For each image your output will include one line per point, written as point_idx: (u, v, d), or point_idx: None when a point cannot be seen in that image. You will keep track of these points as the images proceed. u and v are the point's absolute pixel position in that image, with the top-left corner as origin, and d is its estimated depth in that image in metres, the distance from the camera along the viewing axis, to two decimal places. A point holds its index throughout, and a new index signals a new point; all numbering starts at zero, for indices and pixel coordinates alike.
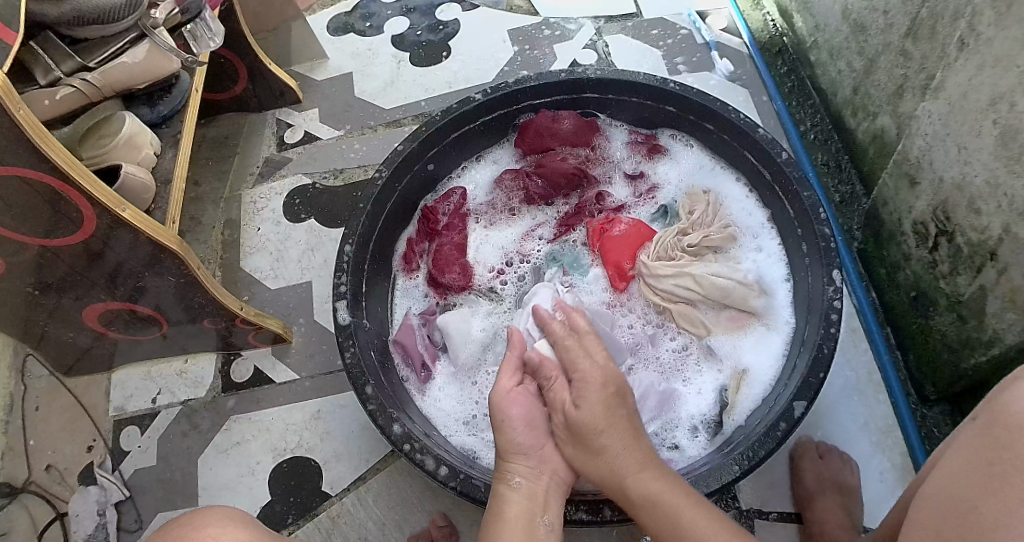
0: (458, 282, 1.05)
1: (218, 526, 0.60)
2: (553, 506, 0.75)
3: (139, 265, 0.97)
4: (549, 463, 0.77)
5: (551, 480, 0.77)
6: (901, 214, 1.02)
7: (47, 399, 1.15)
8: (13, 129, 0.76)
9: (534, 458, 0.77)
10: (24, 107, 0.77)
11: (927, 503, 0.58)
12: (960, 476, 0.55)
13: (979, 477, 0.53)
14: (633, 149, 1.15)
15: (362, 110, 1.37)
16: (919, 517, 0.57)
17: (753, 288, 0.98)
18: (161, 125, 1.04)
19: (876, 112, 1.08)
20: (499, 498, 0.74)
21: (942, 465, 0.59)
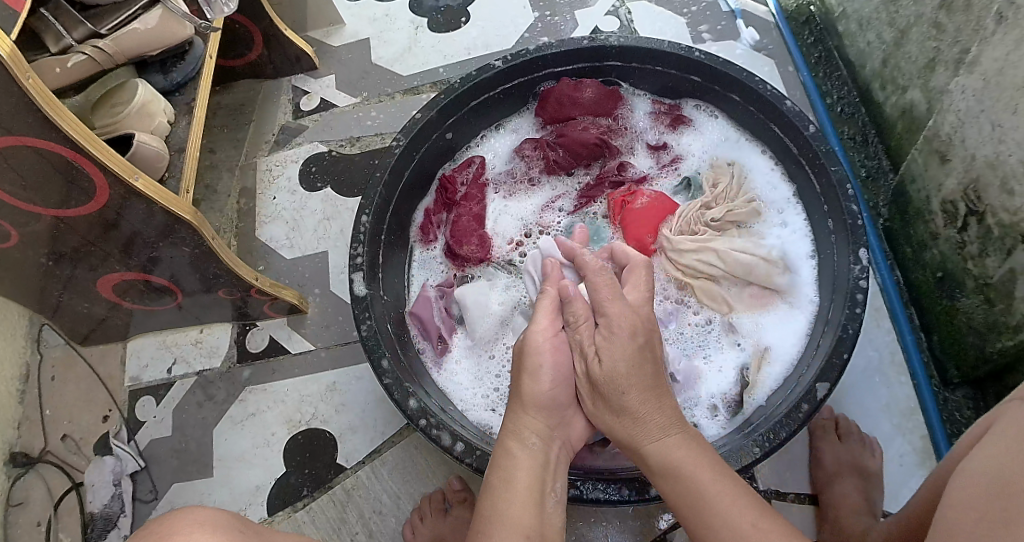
0: (476, 254, 1.03)
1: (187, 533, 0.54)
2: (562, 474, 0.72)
3: (154, 236, 0.96)
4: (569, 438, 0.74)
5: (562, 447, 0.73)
6: (929, 192, 1.00)
7: (62, 369, 1.16)
8: (21, 96, 0.74)
9: (554, 417, 0.73)
10: (32, 76, 0.74)
11: (968, 487, 0.56)
12: (999, 460, 0.55)
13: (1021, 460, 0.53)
14: (657, 119, 1.12)
15: (379, 77, 1.34)
16: (956, 501, 0.56)
17: (776, 264, 0.96)
18: (175, 93, 1.02)
19: (906, 86, 1.04)
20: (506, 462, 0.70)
21: (985, 451, 0.58)
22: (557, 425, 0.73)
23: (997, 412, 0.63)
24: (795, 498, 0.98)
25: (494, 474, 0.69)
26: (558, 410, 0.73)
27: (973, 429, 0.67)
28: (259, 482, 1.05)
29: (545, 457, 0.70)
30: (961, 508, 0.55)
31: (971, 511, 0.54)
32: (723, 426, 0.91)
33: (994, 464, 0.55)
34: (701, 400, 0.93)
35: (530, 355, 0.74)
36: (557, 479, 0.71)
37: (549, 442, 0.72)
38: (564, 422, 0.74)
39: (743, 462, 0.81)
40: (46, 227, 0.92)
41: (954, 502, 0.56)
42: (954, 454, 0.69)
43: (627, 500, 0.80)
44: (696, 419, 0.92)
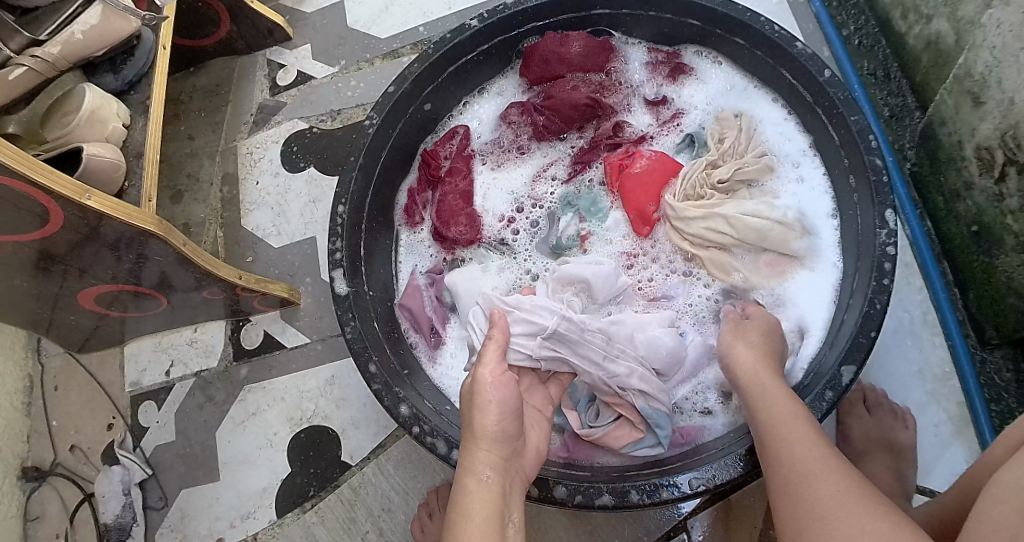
0: (466, 235, 0.95)
1: None
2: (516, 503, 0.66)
3: (130, 246, 0.91)
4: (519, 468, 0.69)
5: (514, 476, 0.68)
6: (962, 137, 0.89)
7: (64, 378, 1.13)
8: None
9: (510, 447, 0.67)
10: None
11: (1003, 503, 0.54)
12: None
13: None
14: (654, 71, 1.00)
15: (357, 42, 1.21)
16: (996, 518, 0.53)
17: (793, 227, 0.86)
18: (130, 91, 0.97)
19: (931, 15, 0.92)
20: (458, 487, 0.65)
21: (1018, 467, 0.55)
22: (511, 456, 0.68)
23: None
24: None
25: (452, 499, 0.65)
26: (511, 439, 0.67)
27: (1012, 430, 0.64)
28: (266, 484, 1.03)
29: (502, 490, 0.65)
30: (993, 519, 0.53)
31: (1009, 526, 0.52)
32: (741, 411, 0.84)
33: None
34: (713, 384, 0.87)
35: (477, 393, 0.68)
36: (516, 510, 0.65)
37: (505, 474, 0.66)
38: (519, 451, 0.69)
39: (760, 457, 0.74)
40: (13, 247, 0.87)
41: (982, 515, 0.54)
42: (993, 456, 0.66)
43: (638, 503, 0.75)
44: (709, 405, 0.86)
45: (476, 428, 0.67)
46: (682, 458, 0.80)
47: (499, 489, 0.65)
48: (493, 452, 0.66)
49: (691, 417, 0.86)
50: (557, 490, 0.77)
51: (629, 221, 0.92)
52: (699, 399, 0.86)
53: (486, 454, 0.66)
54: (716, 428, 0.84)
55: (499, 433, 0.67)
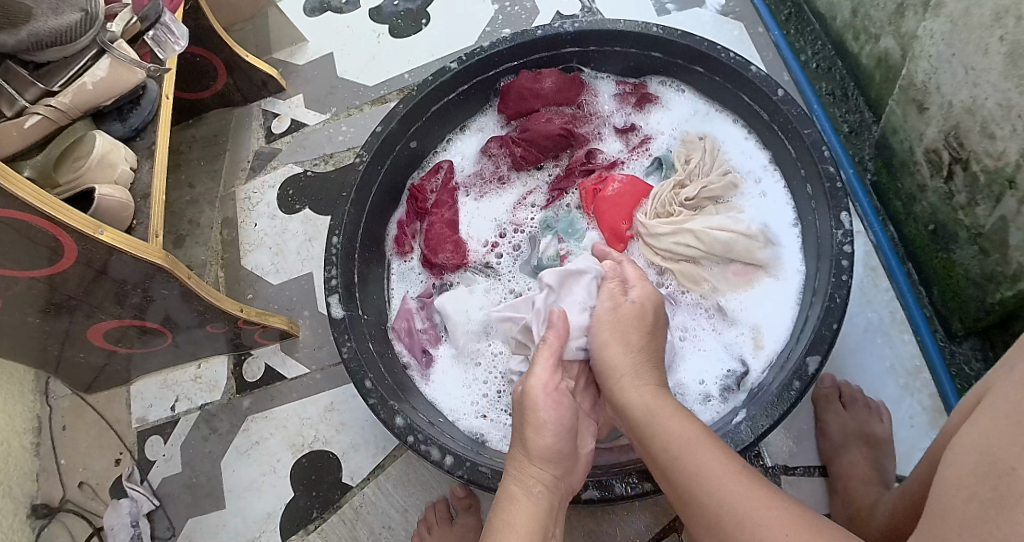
0: (453, 261, 1.00)
1: None
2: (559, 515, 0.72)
3: (140, 279, 0.96)
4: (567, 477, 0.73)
5: (563, 489, 0.73)
6: (911, 143, 0.96)
7: (72, 418, 1.17)
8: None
9: (561, 467, 0.71)
10: None
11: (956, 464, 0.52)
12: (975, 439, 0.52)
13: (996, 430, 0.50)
14: (622, 100, 1.06)
15: (346, 90, 1.27)
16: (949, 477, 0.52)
17: (757, 238, 0.91)
18: (136, 137, 1.05)
19: (878, 34, 1.00)
20: (510, 501, 0.69)
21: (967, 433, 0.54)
22: (563, 473, 0.72)
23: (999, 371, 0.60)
24: (805, 471, 0.96)
25: (501, 506, 0.70)
26: (564, 460, 0.71)
27: (973, 390, 0.66)
28: (270, 509, 1.06)
29: (549, 504, 0.70)
30: (953, 486, 0.51)
31: (963, 493, 0.50)
32: (718, 411, 0.88)
33: (984, 439, 0.51)
34: (692, 387, 0.90)
35: (531, 411, 0.71)
36: (556, 525, 0.71)
37: (554, 491, 0.71)
38: (569, 469, 0.73)
39: (736, 447, 0.79)
40: (28, 283, 0.93)
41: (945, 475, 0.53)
42: (955, 421, 0.68)
43: (622, 495, 0.80)
44: (689, 406, 0.89)
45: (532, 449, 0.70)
46: None
47: (547, 503, 0.69)
48: (543, 466, 0.70)
49: None
50: None
51: (605, 239, 0.98)
52: (678, 402, 0.89)
53: (539, 470, 0.70)
54: None
55: (548, 451, 0.70)
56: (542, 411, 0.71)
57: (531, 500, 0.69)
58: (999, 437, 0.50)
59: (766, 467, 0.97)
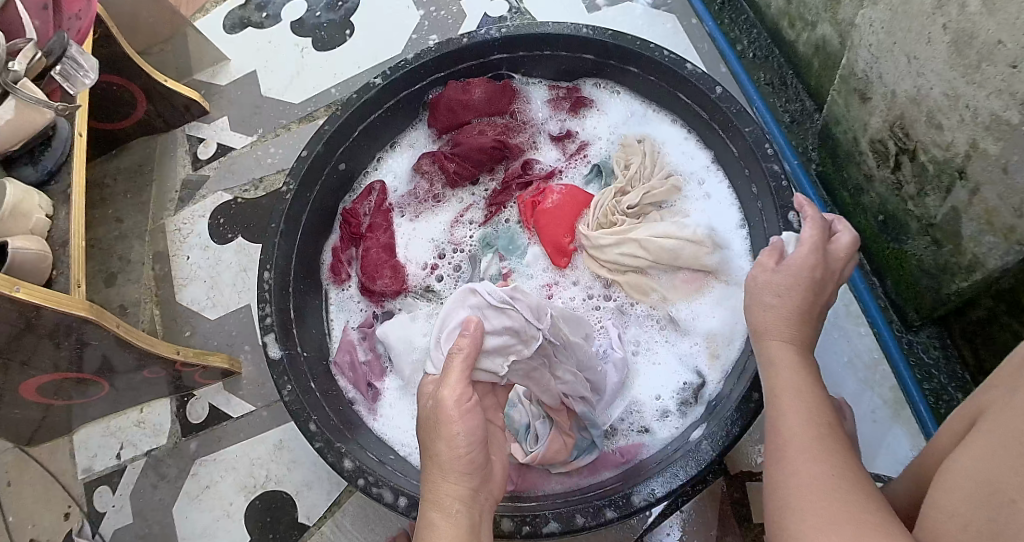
0: (392, 286, 0.95)
1: None
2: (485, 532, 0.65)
3: (68, 328, 0.91)
4: (487, 486, 0.66)
5: (485, 503, 0.66)
6: (856, 133, 0.93)
7: (15, 473, 1.12)
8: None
9: (477, 477, 0.65)
10: None
11: (950, 491, 0.50)
12: (974, 464, 0.50)
13: (995, 462, 0.48)
14: (557, 107, 1.01)
15: (272, 110, 1.21)
16: (945, 499, 0.50)
17: (705, 243, 0.88)
18: (49, 181, 0.99)
19: (815, 21, 0.96)
20: (426, 525, 0.63)
21: (969, 450, 0.52)
22: (480, 484, 0.65)
23: (985, 399, 0.57)
24: None
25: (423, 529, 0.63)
26: (479, 470, 0.65)
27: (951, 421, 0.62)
28: None
29: (471, 522, 0.63)
30: (949, 514, 0.50)
31: (955, 521, 0.49)
32: (676, 426, 0.86)
33: (984, 467, 0.49)
34: (648, 401, 0.87)
35: (444, 423, 0.64)
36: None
37: (473, 506, 0.64)
38: (487, 478, 0.67)
39: (699, 466, 0.77)
40: None
41: (937, 503, 0.51)
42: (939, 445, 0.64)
43: (581, 526, 0.77)
44: (647, 422, 0.87)
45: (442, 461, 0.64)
46: (623, 479, 0.82)
47: (468, 522, 0.63)
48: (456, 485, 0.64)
49: (630, 436, 0.87)
50: (503, 523, 0.78)
51: (547, 254, 0.93)
52: (635, 418, 0.87)
53: (454, 488, 0.64)
54: (655, 444, 0.85)
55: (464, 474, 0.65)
56: (454, 424, 0.64)
57: (450, 524, 0.62)
58: (998, 466, 0.48)
59: (730, 475, 0.96)
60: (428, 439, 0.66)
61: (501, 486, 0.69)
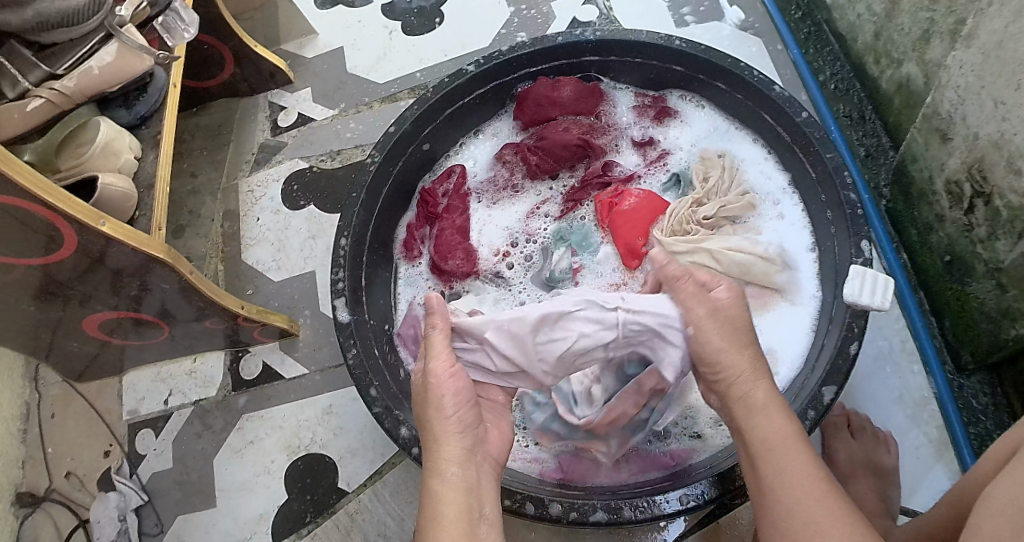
0: (463, 268, 0.97)
1: None
2: (491, 494, 0.67)
3: (137, 269, 0.93)
4: (483, 450, 0.70)
5: (485, 469, 0.69)
6: (932, 172, 0.95)
7: (61, 406, 1.14)
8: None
9: (469, 437, 0.69)
10: None
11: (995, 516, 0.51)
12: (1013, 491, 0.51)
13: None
14: (641, 114, 1.04)
15: (355, 86, 1.24)
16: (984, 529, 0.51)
17: (775, 262, 0.90)
18: (140, 126, 1.02)
19: (901, 58, 0.99)
20: (429, 493, 0.65)
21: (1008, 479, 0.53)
22: (474, 445, 0.69)
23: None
24: None
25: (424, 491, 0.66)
26: (471, 430, 0.70)
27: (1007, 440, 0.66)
28: (263, 510, 1.03)
29: (468, 485, 0.66)
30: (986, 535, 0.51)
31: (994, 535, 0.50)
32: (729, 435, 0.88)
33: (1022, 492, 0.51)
34: (703, 409, 0.90)
35: (432, 389, 0.70)
36: (487, 504, 0.66)
37: (469, 466, 0.67)
38: (480, 441, 0.70)
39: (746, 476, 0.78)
40: (23, 269, 0.90)
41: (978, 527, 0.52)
42: (981, 470, 0.68)
43: (628, 519, 0.79)
44: (699, 428, 0.89)
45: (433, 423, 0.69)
46: (670, 479, 0.83)
47: (466, 483, 0.66)
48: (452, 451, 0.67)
49: (682, 441, 0.89)
50: (552, 507, 0.80)
51: (619, 255, 0.95)
52: (689, 423, 0.89)
53: (449, 451, 0.67)
54: (705, 451, 0.87)
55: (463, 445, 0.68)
56: (441, 387, 0.70)
57: (450, 485, 0.65)
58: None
59: None
60: (423, 405, 0.71)
61: (500, 453, 0.72)
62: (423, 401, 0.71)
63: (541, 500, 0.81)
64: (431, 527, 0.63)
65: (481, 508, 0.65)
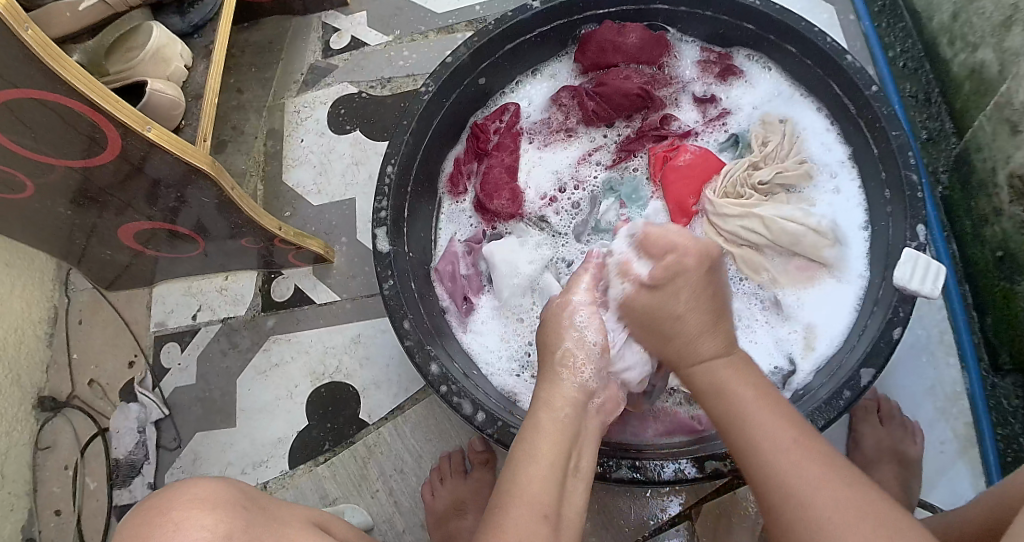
0: (507, 210, 0.96)
1: (183, 511, 0.54)
2: (587, 447, 0.67)
3: (174, 182, 0.92)
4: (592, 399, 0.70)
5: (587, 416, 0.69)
6: (996, 163, 0.92)
7: (89, 313, 1.14)
8: (21, 50, 0.69)
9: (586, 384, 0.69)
10: (31, 26, 0.69)
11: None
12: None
13: None
14: (705, 70, 1.02)
15: (412, 14, 1.22)
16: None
17: (827, 236, 0.88)
18: (194, 35, 1.02)
19: (978, 43, 0.95)
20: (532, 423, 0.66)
21: None
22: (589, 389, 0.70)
23: None
24: None
25: (524, 435, 0.66)
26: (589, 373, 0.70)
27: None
28: (282, 434, 1.04)
29: (573, 429, 0.66)
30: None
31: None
32: None
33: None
34: None
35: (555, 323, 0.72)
36: (582, 459, 0.66)
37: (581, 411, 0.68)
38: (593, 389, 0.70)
39: None
40: (63, 172, 0.88)
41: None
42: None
43: (653, 479, 0.76)
44: None
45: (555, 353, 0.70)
46: (696, 444, 0.80)
47: (571, 426, 0.66)
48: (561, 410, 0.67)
49: None
50: None
51: (668, 211, 0.94)
52: None
53: (567, 391, 0.68)
54: None
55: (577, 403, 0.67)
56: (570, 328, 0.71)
57: (549, 419, 0.66)
58: None
59: None
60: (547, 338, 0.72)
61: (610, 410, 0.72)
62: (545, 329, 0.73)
63: None
64: (522, 459, 0.64)
65: (571, 475, 0.65)
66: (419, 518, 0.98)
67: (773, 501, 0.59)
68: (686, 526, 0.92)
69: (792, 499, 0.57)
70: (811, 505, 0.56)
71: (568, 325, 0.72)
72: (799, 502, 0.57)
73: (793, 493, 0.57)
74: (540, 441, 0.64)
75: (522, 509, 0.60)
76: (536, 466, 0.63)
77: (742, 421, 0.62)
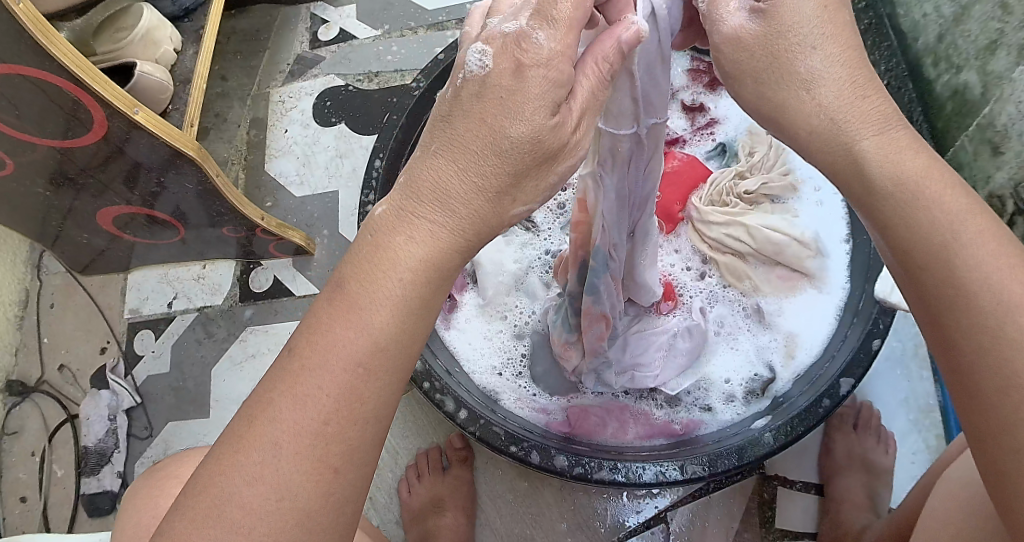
0: None
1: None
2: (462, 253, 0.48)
3: (157, 166, 0.90)
4: (476, 198, 0.46)
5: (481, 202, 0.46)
6: (976, 183, 0.99)
7: (61, 297, 1.12)
8: (12, 24, 0.66)
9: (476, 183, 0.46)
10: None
11: None
12: None
13: None
14: (695, 78, 1.04)
15: (402, 10, 1.22)
16: None
17: (809, 246, 0.90)
18: (184, 19, 1.01)
19: (961, 65, 0.97)
20: (401, 227, 0.46)
21: None
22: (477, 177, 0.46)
23: None
24: (802, 487, 0.95)
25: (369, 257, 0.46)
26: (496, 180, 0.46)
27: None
28: None
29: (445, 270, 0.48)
30: None
31: None
32: (738, 412, 0.86)
33: None
34: (716, 384, 0.88)
35: (450, 151, 0.46)
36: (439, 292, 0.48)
37: (471, 217, 0.46)
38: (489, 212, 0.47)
39: (754, 452, 0.76)
40: (43, 157, 0.86)
41: None
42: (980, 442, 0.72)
43: (632, 481, 0.76)
44: (711, 402, 0.87)
45: (469, 160, 0.46)
46: (676, 447, 0.81)
47: (428, 257, 0.46)
48: (432, 243, 0.46)
49: (691, 412, 0.87)
50: (558, 459, 0.77)
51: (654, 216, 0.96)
52: (701, 395, 0.88)
53: (445, 176, 0.46)
54: (713, 424, 0.85)
55: (353, 349, 0.45)
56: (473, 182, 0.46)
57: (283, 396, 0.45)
58: None
59: (765, 474, 0.95)
60: (440, 178, 0.46)
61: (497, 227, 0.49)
62: (458, 152, 0.46)
63: (547, 450, 0.78)
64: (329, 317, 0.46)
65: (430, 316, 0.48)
66: (393, 515, 0.98)
67: (927, 275, 0.46)
68: (662, 528, 0.93)
69: (996, 288, 0.44)
70: (986, 286, 0.44)
71: (441, 205, 0.46)
72: (995, 306, 0.44)
73: (1004, 314, 0.44)
74: (397, 285, 0.45)
75: (274, 408, 0.44)
76: (381, 299, 0.45)
77: (925, 196, 0.46)
